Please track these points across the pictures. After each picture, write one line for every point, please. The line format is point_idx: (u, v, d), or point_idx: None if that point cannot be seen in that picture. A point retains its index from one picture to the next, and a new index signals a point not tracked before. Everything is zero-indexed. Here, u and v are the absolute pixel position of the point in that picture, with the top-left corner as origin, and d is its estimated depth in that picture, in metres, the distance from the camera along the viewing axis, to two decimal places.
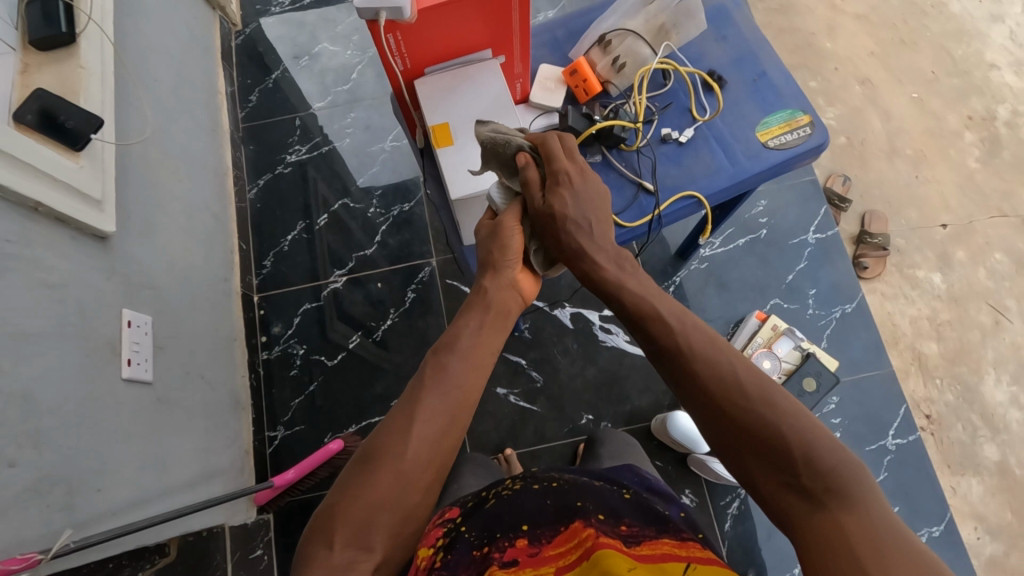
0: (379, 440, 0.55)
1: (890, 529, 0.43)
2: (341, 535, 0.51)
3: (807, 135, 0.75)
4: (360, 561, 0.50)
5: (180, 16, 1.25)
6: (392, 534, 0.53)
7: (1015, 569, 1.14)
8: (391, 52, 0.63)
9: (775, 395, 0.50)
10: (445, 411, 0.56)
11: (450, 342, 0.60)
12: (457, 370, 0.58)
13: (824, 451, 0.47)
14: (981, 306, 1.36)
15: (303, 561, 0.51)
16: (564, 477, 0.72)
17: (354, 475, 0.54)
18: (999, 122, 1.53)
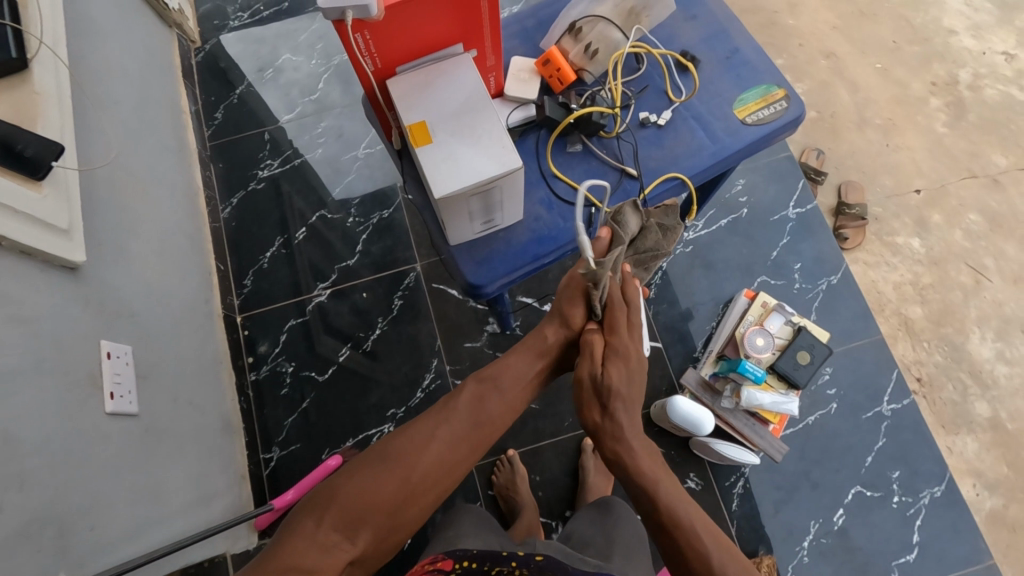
0: (400, 443, 0.66)
1: None
2: (331, 517, 0.59)
3: (784, 110, 0.75)
4: (341, 545, 0.58)
5: (137, 34, 1.21)
6: (376, 537, 0.61)
7: (1016, 521, 1.16)
8: (360, 52, 0.59)
9: None
10: (459, 437, 0.69)
11: (492, 377, 0.73)
12: (481, 406, 0.71)
13: None
14: (960, 267, 1.38)
15: (289, 530, 0.59)
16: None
17: (362, 465, 0.64)
18: (962, 86, 1.56)
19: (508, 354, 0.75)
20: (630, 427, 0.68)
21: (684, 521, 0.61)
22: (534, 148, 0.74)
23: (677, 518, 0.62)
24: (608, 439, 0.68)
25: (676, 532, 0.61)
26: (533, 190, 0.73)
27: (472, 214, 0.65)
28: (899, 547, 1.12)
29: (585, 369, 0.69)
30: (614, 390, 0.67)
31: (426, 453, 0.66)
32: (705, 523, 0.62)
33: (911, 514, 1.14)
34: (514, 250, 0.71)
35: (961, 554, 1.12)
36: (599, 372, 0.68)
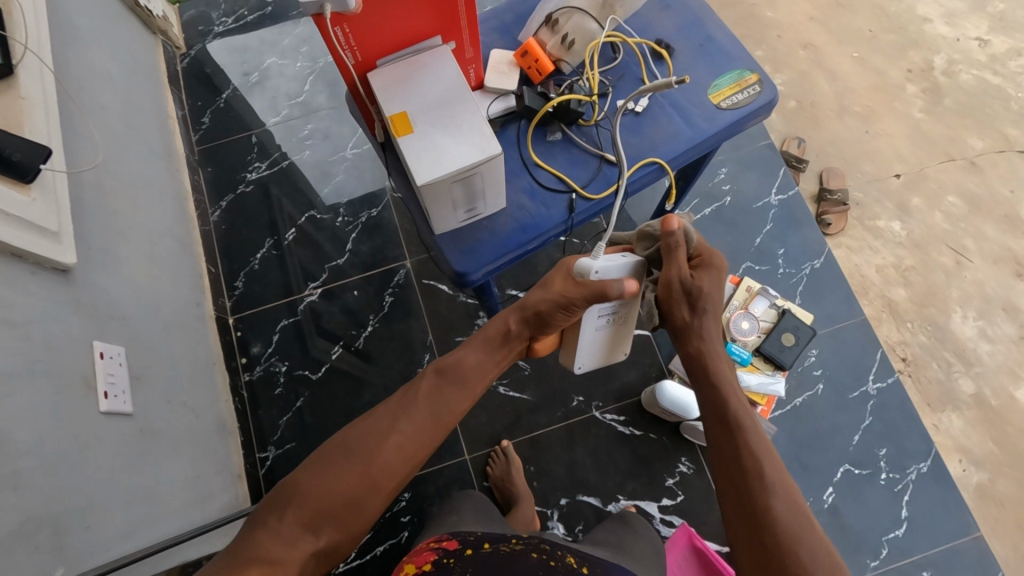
0: (357, 439, 0.68)
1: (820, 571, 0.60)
2: (294, 511, 0.62)
3: (757, 93, 0.77)
4: (304, 538, 0.61)
5: (121, 42, 1.22)
6: (340, 529, 0.64)
7: (1003, 495, 1.18)
8: (340, 45, 0.60)
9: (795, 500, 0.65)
10: (416, 427, 0.71)
11: (447, 370, 0.76)
12: (438, 397, 0.74)
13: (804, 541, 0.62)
14: (941, 248, 1.41)
15: (256, 524, 0.62)
16: (564, 559, 0.72)
17: (324, 459, 0.67)
18: (937, 72, 1.59)
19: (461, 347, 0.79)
20: (713, 329, 0.77)
21: (739, 414, 0.71)
22: (515, 138, 0.76)
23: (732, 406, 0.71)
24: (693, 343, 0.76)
25: (731, 422, 0.71)
26: (516, 178, 0.74)
27: (454, 203, 0.66)
28: (889, 523, 1.13)
29: (674, 272, 0.75)
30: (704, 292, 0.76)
31: (383, 445, 0.68)
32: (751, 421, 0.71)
33: (899, 489, 1.16)
34: (499, 238, 0.72)
35: (950, 528, 1.14)
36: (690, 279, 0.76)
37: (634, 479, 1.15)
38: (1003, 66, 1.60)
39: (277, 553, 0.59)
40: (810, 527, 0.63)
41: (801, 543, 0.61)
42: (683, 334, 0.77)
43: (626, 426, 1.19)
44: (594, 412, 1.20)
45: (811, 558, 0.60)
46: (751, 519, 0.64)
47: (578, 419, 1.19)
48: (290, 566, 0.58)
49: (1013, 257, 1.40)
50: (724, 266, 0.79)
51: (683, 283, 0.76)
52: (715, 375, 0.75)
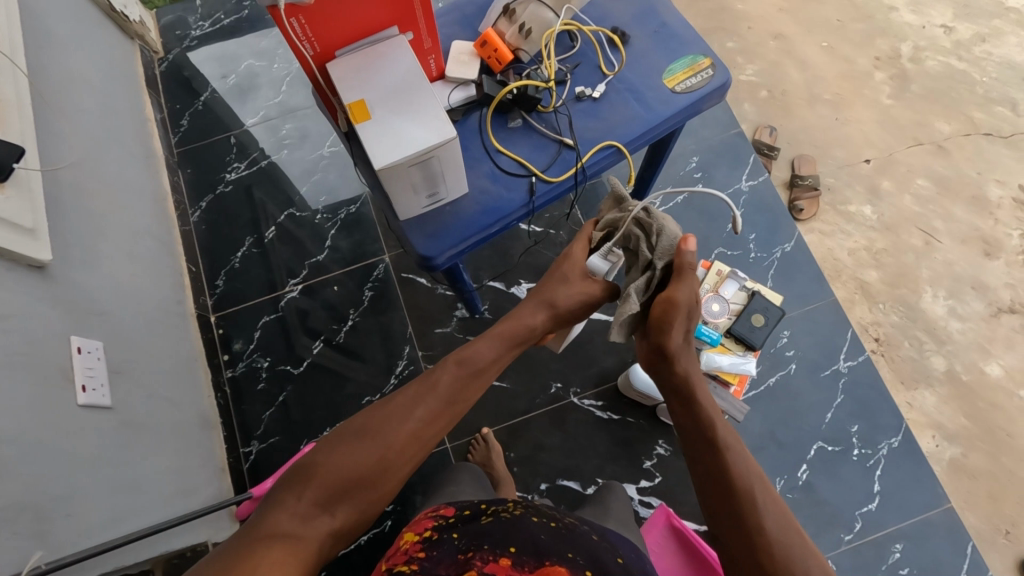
0: (378, 421, 0.64)
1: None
2: (312, 491, 0.58)
3: (710, 77, 0.79)
4: (319, 519, 0.57)
5: (98, 46, 1.24)
6: (355, 510, 0.60)
7: (975, 467, 1.21)
8: (297, 36, 0.62)
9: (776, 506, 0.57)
10: (438, 412, 0.66)
11: (470, 359, 0.70)
12: (464, 386, 0.69)
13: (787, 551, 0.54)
14: (911, 230, 1.44)
15: (270, 502, 0.58)
16: (563, 519, 0.76)
17: (344, 438, 0.63)
18: (904, 59, 1.62)
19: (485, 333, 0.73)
20: (690, 354, 0.66)
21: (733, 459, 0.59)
22: (477, 126, 0.78)
23: (721, 440, 0.60)
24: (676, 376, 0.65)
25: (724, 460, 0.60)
26: (479, 164, 0.77)
27: (415, 186, 0.68)
28: (863, 497, 1.16)
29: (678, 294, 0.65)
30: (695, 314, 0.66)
31: (405, 429, 0.64)
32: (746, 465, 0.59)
33: (871, 464, 1.19)
34: (463, 221, 0.75)
35: (922, 500, 1.17)
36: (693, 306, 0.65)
37: (614, 463, 1.17)
38: (967, 52, 1.63)
39: (291, 533, 0.55)
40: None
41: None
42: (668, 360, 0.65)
43: (604, 411, 1.21)
44: (573, 399, 1.22)
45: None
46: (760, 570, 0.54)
47: (557, 405, 1.21)
48: (304, 548, 0.55)
49: (981, 237, 1.43)
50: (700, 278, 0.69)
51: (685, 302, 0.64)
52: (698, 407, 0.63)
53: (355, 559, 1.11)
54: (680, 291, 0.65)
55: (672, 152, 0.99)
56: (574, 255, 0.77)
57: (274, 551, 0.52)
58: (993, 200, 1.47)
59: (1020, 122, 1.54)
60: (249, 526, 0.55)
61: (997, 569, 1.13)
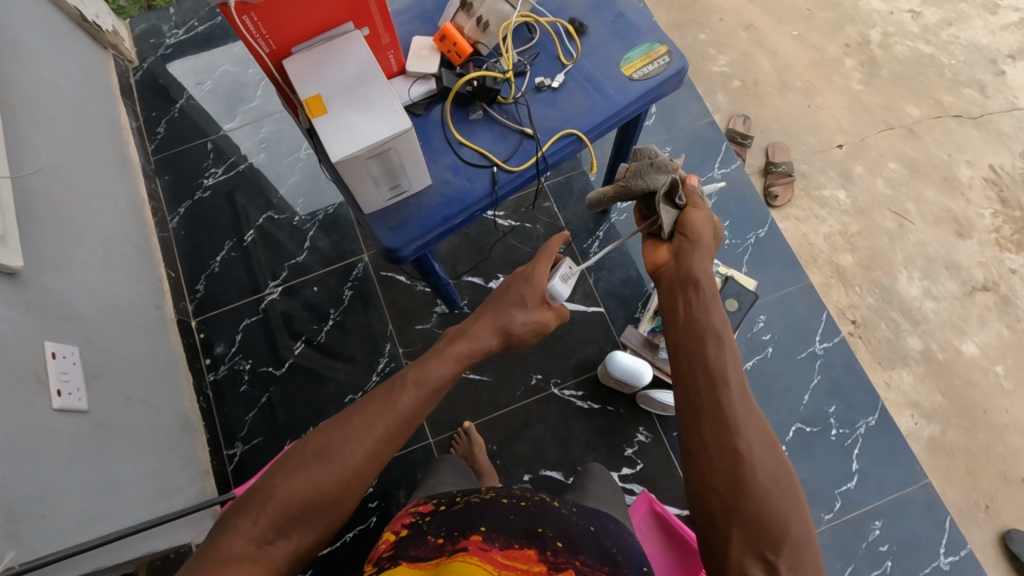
0: (335, 439, 0.60)
1: (774, 481, 0.57)
2: (267, 516, 0.55)
3: (666, 64, 0.81)
4: (275, 541, 0.55)
5: (69, 56, 1.24)
6: (311, 528, 0.58)
7: (953, 445, 1.23)
8: (251, 34, 0.63)
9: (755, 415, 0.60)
10: (395, 435, 0.63)
11: (430, 377, 0.66)
12: (420, 407, 0.65)
13: (758, 449, 0.58)
14: (884, 213, 1.45)
15: (224, 528, 0.55)
16: (532, 498, 0.77)
17: (299, 459, 0.59)
18: (873, 45, 1.64)
19: (442, 351, 0.69)
20: (710, 253, 0.72)
21: (730, 378, 0.61)
22: (439, 119, 0.79)
23: (717, 333, 0.65)
24: (666, 258, 0.74)
25: (717, 375, 0.62)
26: (441, 157, 0.78)
27: (376, 179, 0.69)
28: (840, 477, 1.18)
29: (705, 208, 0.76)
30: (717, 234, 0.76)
31: (363, 448, 0.60)
32: (741, 385, 0.61)
33: (849, 444, 1.20)
34: (426, 213, 0.76)
35: (900, 477, 1.18)
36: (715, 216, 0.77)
37: (595, 451, 1.18)
38: (935, 36, 1.65)
39: (248, 556, 0.53)
40: (792, 502, 0.56)
41: (787, 523, 0.54)
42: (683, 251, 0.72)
43: (584, 400, 1.22)
44: (553, 389, 1.23)
45: (783, 505, 0.55)
46: (731, 465, 0.57)
47: (537, 396, 1.22)
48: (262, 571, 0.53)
49: (953, 217, 1.45)
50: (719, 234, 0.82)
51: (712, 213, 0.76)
52: (707, 294, 0.68)
53: (340, 556, 1.11)
54: (706, 204, 0.76)
55: (642, 133, 1.02)
56: (538, 273, 0.74)
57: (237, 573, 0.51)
58: (963, 181, 1.49)
59: (987, 104, 1.57)
60: (207, 548, 0.54)
61: (975, 542, 1.15)
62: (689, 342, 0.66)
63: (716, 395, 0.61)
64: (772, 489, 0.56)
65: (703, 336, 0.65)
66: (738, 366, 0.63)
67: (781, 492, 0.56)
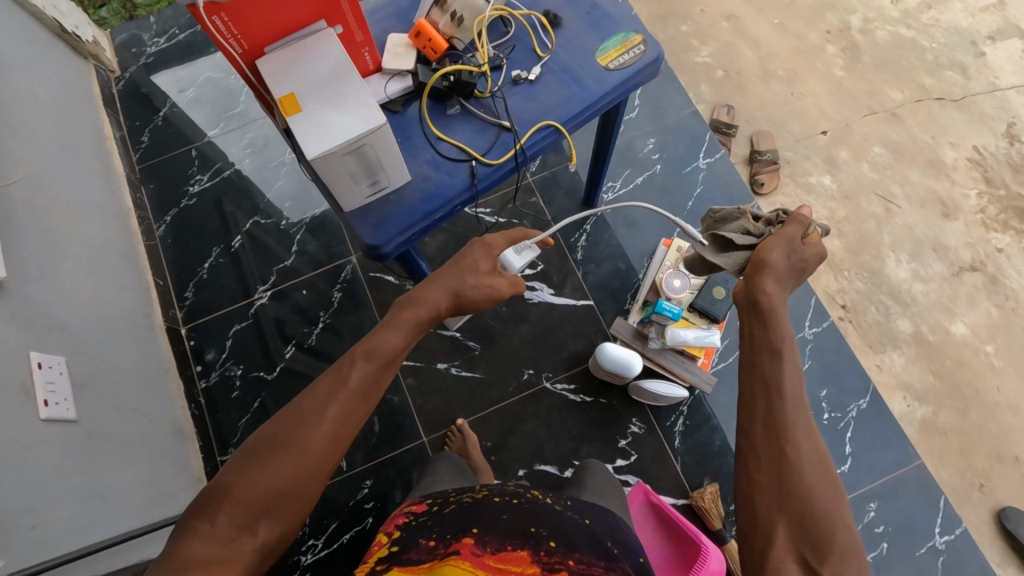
0: (290, 427, 0.59)
1: (823, 495, 0.53)
2: (227, 515, 0.54)
3: (642, 53, 0.81)
4: (242, 538, 0.54)
5: (49, 66, 1.24)
6: (278, 519, 0.56)
7: (946, 425, 1.23)
8: (221, 34, 0.63)
9: (808, 429, 0.56)
10: (354, 412, 0.62)
11: (382, 349, 0.65)
12: (374, 381, 0.64)
13: (808, 463, 0.55)
14: (871, 197, 1.46)
15: (183, 532, 0.54)
16: (525, 496, 0.77)
17: (251, 455, 0.58)
18: (854, 31, 1.65)
19: (390, 318, 0.67)
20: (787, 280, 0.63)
21: (785, 388, 0.58)
22: (417, 116, 0.79)
23: (779, 344, 0.59)
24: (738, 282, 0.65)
25: (773, 387, 0.58)
26: (420, 153, 0.78)
27: (353, 176, 0.69)
28: (834, 460, 1.18)
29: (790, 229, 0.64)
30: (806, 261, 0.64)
31: (320, 430, 0.59)
32: (798, 396, 0.58)
33: (842, 427, 1.21)
34: (407, 209, 0.76)
35: (893, 459, 1.19)
36: (799, 241, 0.64)
37: (589, 444, 1.19)
38: (915, 20, 1.66)
39: (212, 557, 0.52)
40: (840, 517, 0.53)
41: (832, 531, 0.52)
42: (755, 270, 0.62)
43: (576, 394, 1.22)
44: (545, 383, 1.23)
45: (827, 518, 0.52)
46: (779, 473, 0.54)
47: (529, 391, 1.22)
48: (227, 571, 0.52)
49: (938, 199, 1.46)
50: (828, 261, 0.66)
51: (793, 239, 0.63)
52: (767, 314, 0.60)
53: (337, 558, 1.11)
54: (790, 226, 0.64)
55: (622, 122, 1.02)
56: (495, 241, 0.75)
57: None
58: (948, 163, 1.50)
59: (969, 85, 1.58)
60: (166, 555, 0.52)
61: (971, 521, 1.16)
62: (744, 351, 0.62)
63: (770, 401, 0.58)
64: (819, 503, 0.53)
65: (760, 348, 0.60)
66: (798, 381, 0.58)
67: (828, 507, 0.53)
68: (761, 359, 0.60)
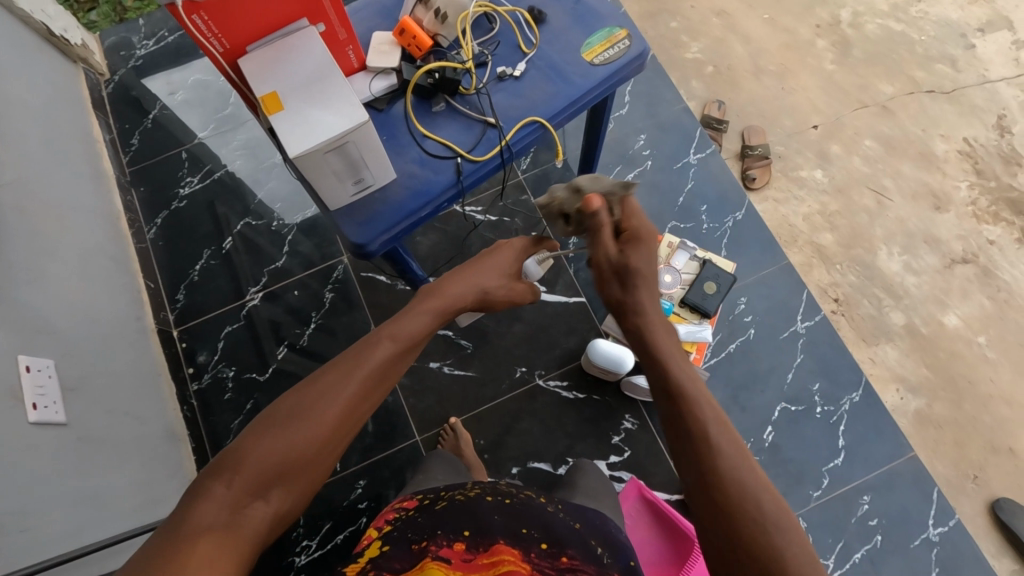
0: (310, 399, 0.59)
1: (775, 531, 0.46)
2: (241, 481, 0.53)
3: (627, 48, 0.81)
4: (253, 506, 0.53)
5: (36, 69, 1.24)
6: (290, 491, 0.56)
7: (940, 417, 1.23)
8: (202, 34, 0.63)
9: (740, 457, 0.50)
10: (372, 391, 0.63)
11: (404, 332, 0.67)
12: (394, 362, 0.66)
13: (749, 495, 0.48)
14: (863, 191, 1.46)
15: (192, 494, 0.52)
16: (518, 494, 0.76)
17: (271, 420, 0.57)
18: (844, 25, 1.65)
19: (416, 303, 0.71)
20: (650, 299, 0.64)
21: (702, 424, 0.52)
22: (402, 114, 0.79)
23: (681, 383, 0.55)
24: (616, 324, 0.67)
25: (691, 426, 0.52)
26: (406, 151, 0.78)
27: (338, 174, 0.69)
28: (827, 453, 1.18)
29: (601, 254, 0.68)
30: (635, 266, 0.65)
31: (340, 405, 0.60)
32: (718, 425, 0.52)
33: (835, 420, 1.21)
34: (393, 207, 0.76)
35: (887, 451, 1.19)
36: (619, 255, 0.67)
37: (583, 440, 1.18)
38: (905, 13, 1.66)
39: (222, 524, 0.50)
40: (801, 551, 0.45)
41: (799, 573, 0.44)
42: (619, 313, 0.65)
43: (570, 390, 1.22)
44: (539, 381, 1.23)
45: (788, 557, 0.44)
46: (719, 525, 0.47)
47: (523, 388, 1.22)
48: (237, 539, 0.50)
49: (930, 191, 1.46)
50: (655, 233, 0.68)
51: (614, 259, 0.67)
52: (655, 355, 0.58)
53: (332, 559, 1.11)
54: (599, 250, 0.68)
55: (610, 117, 1.02)
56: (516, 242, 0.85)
57: (212, 544, 0.48)
58: (940, 155, 1.50)
59: (960, 78, 1.58)
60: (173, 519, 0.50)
61: (966, 512, 1.16)
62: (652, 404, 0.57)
63: (691, 442, 0.52)
64: (773, 540, 0.45)
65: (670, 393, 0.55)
66: (713, 410, 0.53)
67: (785, 545, 0.45)
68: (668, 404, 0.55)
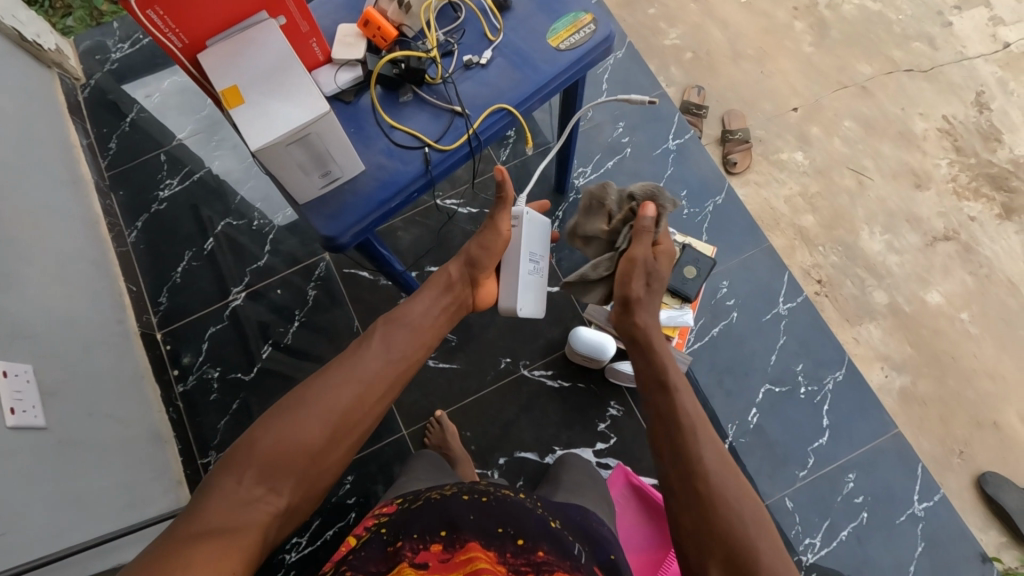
0: (313, 396, 0.67)
1: (733, 502, 0.62)
2: (251, 474, 0.59)
3: (592, 32, 0.81)
4: (263, 498, 0.59)
5: (9, 75, 1.23)
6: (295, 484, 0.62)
7: (925, 395, 1.24)
8: (158, 29, 0.62)
9: (717, 447, 0.67)
10: (369, 389, 0.71)
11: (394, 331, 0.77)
12: (388, 363, 0.74)
13: (718, 476, 0.64)
14: (843, 171, 1.46)
15: (208, 489, 0.58)
16: (496, 492, 0.74)
17: (279, 417, 0.64)
18: (821, 7, 1.65)
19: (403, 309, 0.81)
20: (650, 305, 0.87)
21: (689, 418, 0.70)
22: (369, 106, 0.79)
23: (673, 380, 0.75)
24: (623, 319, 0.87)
25: (678, 419, 0.70)
26: (373, 142, 0.78)
27: (303, 167, 0.69)
28: (812, 433, 1.19)
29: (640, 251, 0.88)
30: (659, 273, 0.88)
31: (340, 402, 0.68)
32: (700, 419, 0.70)
33: (819, 400, 1.21)
34: (362, 199, 0.76)
35: (872, 428, 1.20)
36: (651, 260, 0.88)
37: (569, 429, 1.19)
38: None
39: (235, 513, 0.56)
40: (749, 517, 0.61)
41: (748, 541, 0.59)
42: (632, 308, 0.86)
43: (554, 379, 1.22)
44: (523, 371, 1.23)
45: (740, 522, 0.60)
46: (695, 496, 0.63)
47: (507, 378, 1.22)
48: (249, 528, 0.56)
49: (910, 170, 1.46)
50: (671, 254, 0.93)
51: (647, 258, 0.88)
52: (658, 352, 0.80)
53: (321, 556, 1.11)
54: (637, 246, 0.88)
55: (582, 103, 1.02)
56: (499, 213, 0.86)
57: (223, 534, 0.53)
58: (919, 134, 1.50)
59: (937, 56, 1.58)
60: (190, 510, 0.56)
61: (951, 487, 1.16)
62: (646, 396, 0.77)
63: (678, 432, 0.69)
64: (732, 509, 0.61)
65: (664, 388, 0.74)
66: (694, 406, 0.72)
67: (741, 517, 0.61)
68: (664, 400, 0.73)
